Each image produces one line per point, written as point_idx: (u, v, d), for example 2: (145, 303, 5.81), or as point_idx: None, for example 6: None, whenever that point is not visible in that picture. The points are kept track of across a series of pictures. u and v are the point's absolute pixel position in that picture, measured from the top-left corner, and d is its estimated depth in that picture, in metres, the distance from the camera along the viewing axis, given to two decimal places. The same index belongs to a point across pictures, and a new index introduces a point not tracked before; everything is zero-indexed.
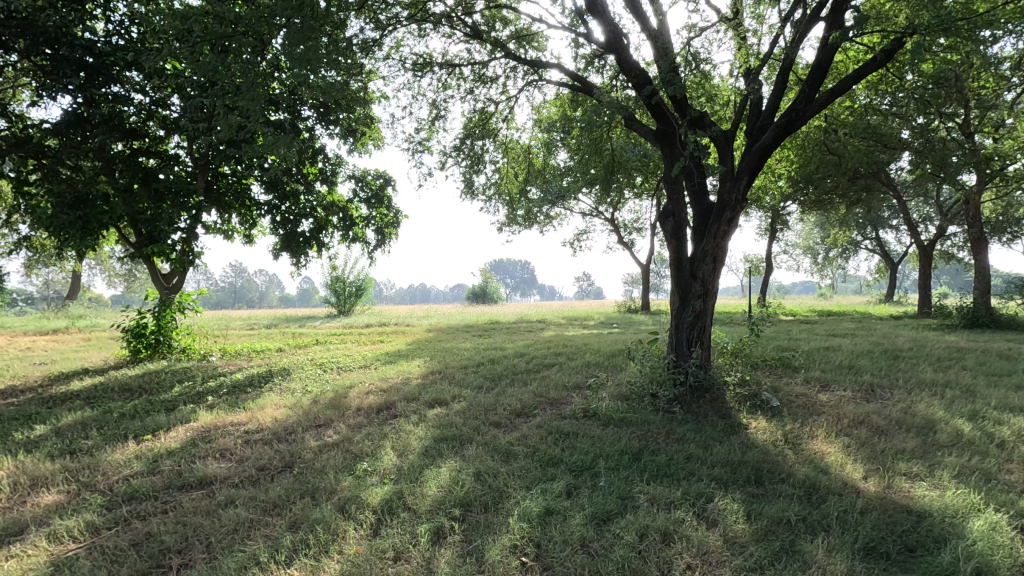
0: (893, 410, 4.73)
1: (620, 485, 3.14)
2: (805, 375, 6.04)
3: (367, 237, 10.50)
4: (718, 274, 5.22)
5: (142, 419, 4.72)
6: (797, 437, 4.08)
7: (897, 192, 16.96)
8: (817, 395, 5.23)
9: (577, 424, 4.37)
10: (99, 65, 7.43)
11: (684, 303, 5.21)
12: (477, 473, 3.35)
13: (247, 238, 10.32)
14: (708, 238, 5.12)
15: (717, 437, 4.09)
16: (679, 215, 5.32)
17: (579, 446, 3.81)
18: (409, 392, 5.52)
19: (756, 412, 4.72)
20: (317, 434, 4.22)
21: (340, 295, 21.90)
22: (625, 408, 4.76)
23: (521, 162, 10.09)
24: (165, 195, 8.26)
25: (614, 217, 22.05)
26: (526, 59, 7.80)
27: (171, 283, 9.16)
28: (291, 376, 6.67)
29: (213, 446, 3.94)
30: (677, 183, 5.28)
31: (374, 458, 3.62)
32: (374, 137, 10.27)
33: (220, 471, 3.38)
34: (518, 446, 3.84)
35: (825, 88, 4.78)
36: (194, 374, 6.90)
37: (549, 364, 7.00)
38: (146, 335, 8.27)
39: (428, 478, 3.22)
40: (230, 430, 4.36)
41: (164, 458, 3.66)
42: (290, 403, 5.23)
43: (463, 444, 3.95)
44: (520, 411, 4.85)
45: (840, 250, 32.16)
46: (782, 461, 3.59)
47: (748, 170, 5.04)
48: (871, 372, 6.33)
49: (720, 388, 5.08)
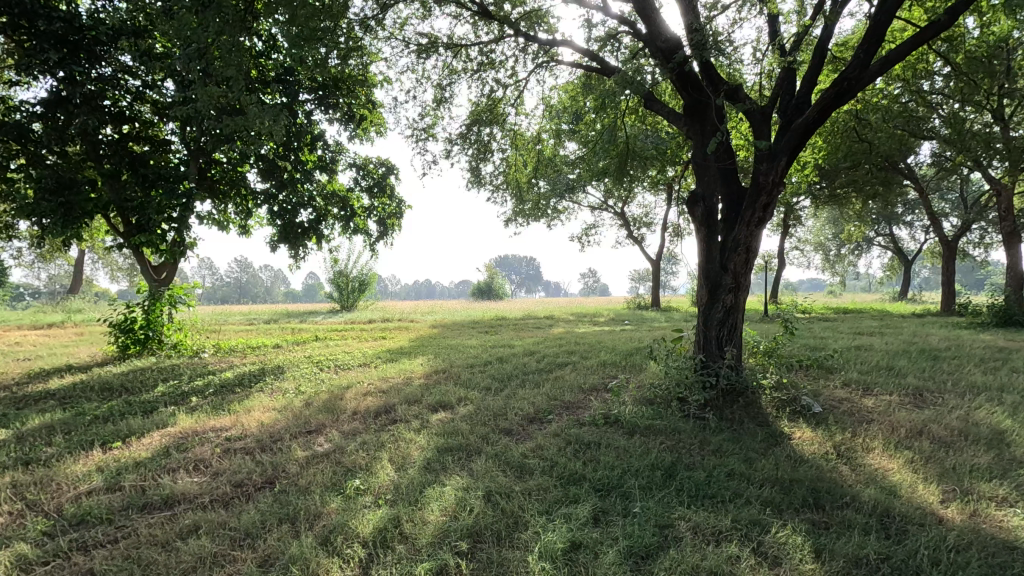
0: (951, 418, 4.23)
1: (655, 510, 2.67)
2: (842, 377, 5.53)
3: (368, 229, 10.05)
4: (751, 266, 4.70)
5: (115, 423, 4.27)
6: (850, 450, 3.59)
7: (920, 186, 16.34)
8: (860, 400, 4.73)
9: (598, 433, 3.88)
10: (82, 41, 6.96)
11: (713, 297, 4.76)
12: (487, 494, 2.87)
13: (243, 229, 9.88)
14: (740, 226, 4.60)
15: (757, 449, 3.60)
16: (709, 201, 4.80)
17: (603, 460, 3.33)
18: (410, 393, 5.04)
19: (797, 419, 4.23)
20: (306, 442, 3.76)
21: (342, 291, 21.45)
22: (650, 414, 4.27)
23: (531, 150, 9.57)
24: (155, 181, 7.81)
25: (622, 212, 21.46)
26: (538, 38, 7.26)
27: (161, 277, 8.71)
28: (284, 375, 6.22)
29: (188, 456, 3.48)
30: (707, 165, 4.79)
31: (369, 472, 3.16)
32: (376, 122, 9.78)
33: (189, 489, 2.92)
34: (533, 459, 3.36)
35: (880, 54, 4.16)
36: (182, 372, 6.47)
37: (561, 364, 6.51)
38: (134, 330, 7.85)
39: (429, 501, 2.75)
40: (210, 437, 3.90)
41: (129, 472, 3.19)
42: (280, 405, 4.77)
43: (471, 456, 3.48)
44: (533, 417, 4.36)
45: (853, 245, 31.44)
46: (839, 480, 3.10)
47: (788, 148, 4.44)
48: (914, 374, 5.81)
49: (754, 393, 4.57)
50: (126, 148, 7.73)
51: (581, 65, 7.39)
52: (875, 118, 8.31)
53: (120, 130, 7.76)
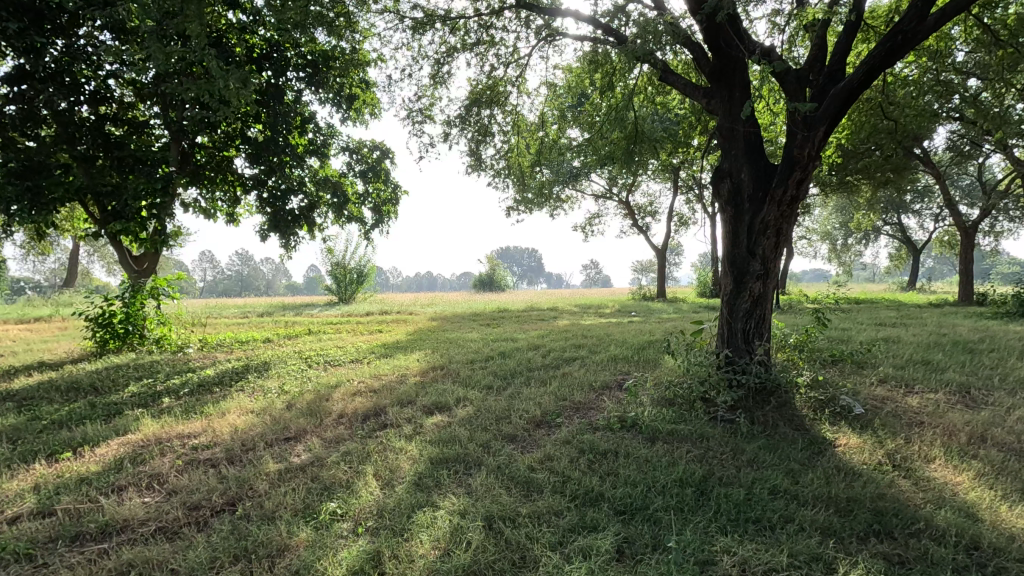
0: (1011, 420, 3.73)
1: (691, 541, 2.20)
2: (877, 373, 5.03)
3: (363, 217, 9.56)
4: (782, 250, 4.24)
5: (72, 429, 3.82)
6: (907, 460, 3.11)
7: (936, 173, 15.77)
8: (904, 400, 4.24)
9: (615, 439, 3.40)
10: (47, 12, 6.42)
11: (739, 286, 4.30)
12: (488, 520, 2.39)
13: (231, 217, 9.39)
14: (769, 206, 4.11)
15: (801, 459, 3.12)
16: (736, 176, 4.31)
17: (624, 474, 2.86)
18: (404, 393, 4.57)
19: (838, 422, 3.75)
20: (281, 451, 3.29)
21: (341, 283, 21.00)
22: (673, 417, 3.79)
23: (535, 132, 9.03)
24: (133, 165, 7.34)
25: (627, 201, 20.92)
26: (540, 7, 6.72)
27: (142, 267, 8.24)
28: (269, 372, 5.74)
29: (143, 470, 3.02)
30: (736, 135, 4.30)
31: (348, 492, 2.69)
32: (370, 103, 9.23)
33: (135, 514, 2.46)
34: (542, 474, 2.88)
35: (939, 5, 3.64)
36: (160, 369, 6.00)
37: (568, 359, 6.00)
38: (113, 324, 7.38)
39: (419, 529, 2.29)
40: (174, 446, 3.44)
41: (69, 491, 2.73)
42: (259, 407, 4.31)
43: (469, 469, 3.01)
44: (540, 420, 3.89)
45: (861, 234, 30.83)
46: (904, 498, 2.63)
47: (828, 117, 3.90)
48: (955, 369, 5.32)
49: (787, 392, 4.07)
50: (101, 129, 7.16)
51: (588, 39, 6.87)
52: (893, 95, 7.92)
53: (95, 112, 7.26)
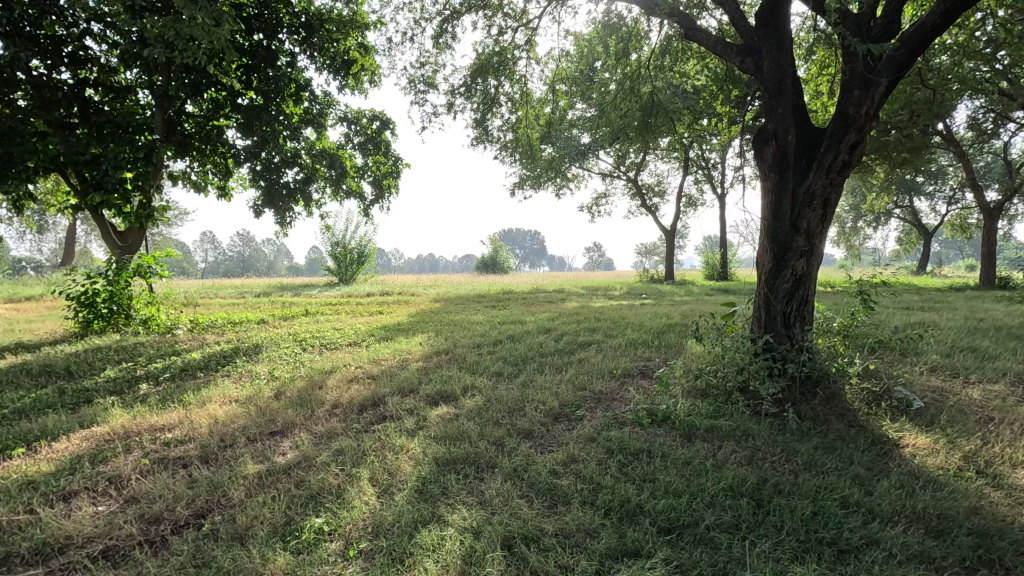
0: None
1: None
2: (925, 361, 4.58)
3: (363, 192, 9.06)
4: (827, 223, 3.78)
5: (32, 420, 3.39)
6: (991, 466, 2.66)
7: (958, 152, 15.13)
8: (964, 392, 3.79)
9: (647, 437, 2.97)
10: None
11: (779, 263, 3.82)
12: (508, 541, 1.96)
13: (223, 191, 8.90)
14: (817, 173, 3.62)
15: (867, 464, 2.68)
16: (780, 138, 3.77)
17: (665, 480, 2.43)
18: (404, 381, 4.12)
19: (897, 418, 3.31)
20: (264, 449, 2.87)
21: (341, 264, 20.52)
22: (710, 410, 3.35)
23: (544, 104, 8.39)
24: (113, 133, 6.72)
25: (635, 180, 20.29)
26: None
27: (128, 244, 7.74)
28: (259, 356, 5.30)
29: (102, 471, 2.59)
30: (782, 89, 3.74)
31: (338, 502, 2.25)
32: (369, 69, 8.65)
33: (82, 529, 2.04)
34: (567, 480, 2.44)
35: None
36: (143, 352, 5.57)
37: (584, 344, 5.55)
38: (96, 304, 6.93)
39: (423, 555, 1.86)
40: (144, 441, 3.01)
41: (9, 498, 2.30)
42: (245, 395, 3.88)
43: (482, 473, 2.57)
44: (558, 413, 3.45)
45: (872, 216, 30.11)
46: (1004, 515, 2.18)
47: (893, 69, 3.38)
48: (1009, 356, 4.85)
49: (836, 382, 3.63)
50: (80, 93, 6.61)
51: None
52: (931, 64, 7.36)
53: (74, 75, 6.73)
